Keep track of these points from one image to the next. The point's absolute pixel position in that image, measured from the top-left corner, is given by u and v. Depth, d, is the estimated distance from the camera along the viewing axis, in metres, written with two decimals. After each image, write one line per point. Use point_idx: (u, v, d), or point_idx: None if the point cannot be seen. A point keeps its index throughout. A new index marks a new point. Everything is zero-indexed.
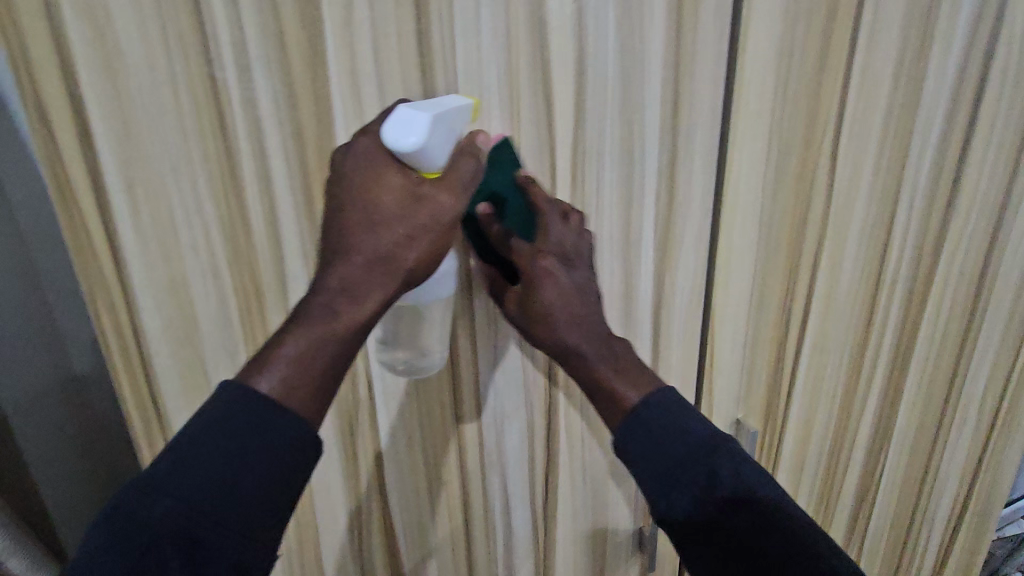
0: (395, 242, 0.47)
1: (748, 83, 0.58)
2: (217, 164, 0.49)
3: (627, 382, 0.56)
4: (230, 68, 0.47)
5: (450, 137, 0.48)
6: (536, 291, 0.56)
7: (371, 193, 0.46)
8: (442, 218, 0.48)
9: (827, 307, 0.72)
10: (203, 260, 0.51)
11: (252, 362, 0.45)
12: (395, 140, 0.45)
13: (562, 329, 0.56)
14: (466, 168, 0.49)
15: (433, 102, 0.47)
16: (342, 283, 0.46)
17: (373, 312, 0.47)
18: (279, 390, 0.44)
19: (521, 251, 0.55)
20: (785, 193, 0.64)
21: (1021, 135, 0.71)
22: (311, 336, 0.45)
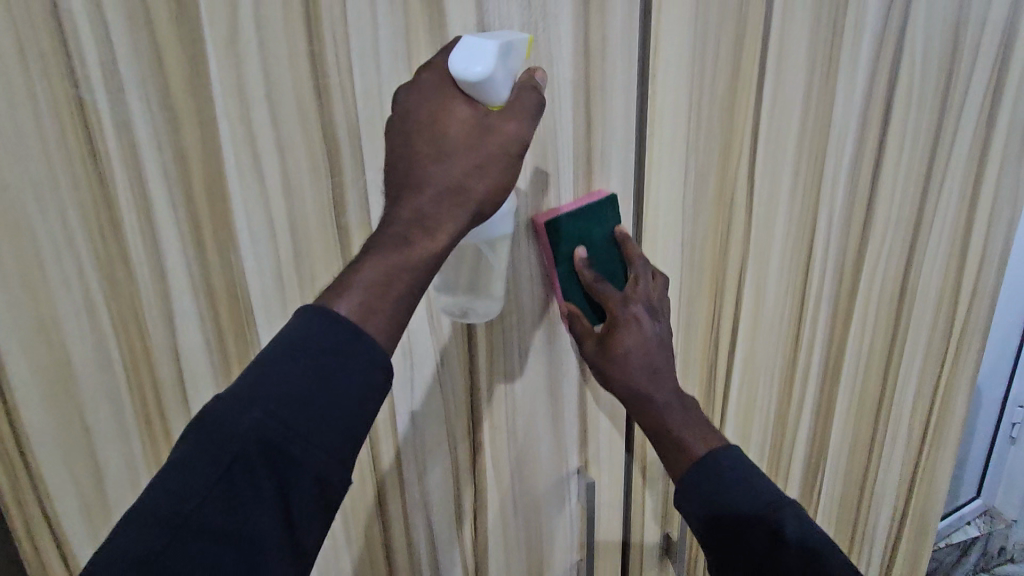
0: (466, 172, 0.44)
1: (661, 106, 0.57)
2: (89, 192, 0.45)
3: (694, 432, 0.58)
4: (100, 89, 0.43)
5: (513, 72, 0.47)
6: (618, 334, 0.59)
7: (439, 123, 0.44)
8: (511, 151, 0.45)
9: (754, 329, 0.72)
10: (76, 296, 0.47)
11: (328, 289, 0.42)
12: (463, 70, 0.44)
13: (634, 374, 0.59)
14: (529, 100, 0.47)
15: (495, 36, 0.47)
16: (417, 213, 0.43)
17: (444, 245, 0.43)
18: (360, 315, 0.41)
19: (613, 298, 0.59)
20: (705, 215, 0.64)
21: (929, 158, 0.73)
22: (387, 264, 0.42)
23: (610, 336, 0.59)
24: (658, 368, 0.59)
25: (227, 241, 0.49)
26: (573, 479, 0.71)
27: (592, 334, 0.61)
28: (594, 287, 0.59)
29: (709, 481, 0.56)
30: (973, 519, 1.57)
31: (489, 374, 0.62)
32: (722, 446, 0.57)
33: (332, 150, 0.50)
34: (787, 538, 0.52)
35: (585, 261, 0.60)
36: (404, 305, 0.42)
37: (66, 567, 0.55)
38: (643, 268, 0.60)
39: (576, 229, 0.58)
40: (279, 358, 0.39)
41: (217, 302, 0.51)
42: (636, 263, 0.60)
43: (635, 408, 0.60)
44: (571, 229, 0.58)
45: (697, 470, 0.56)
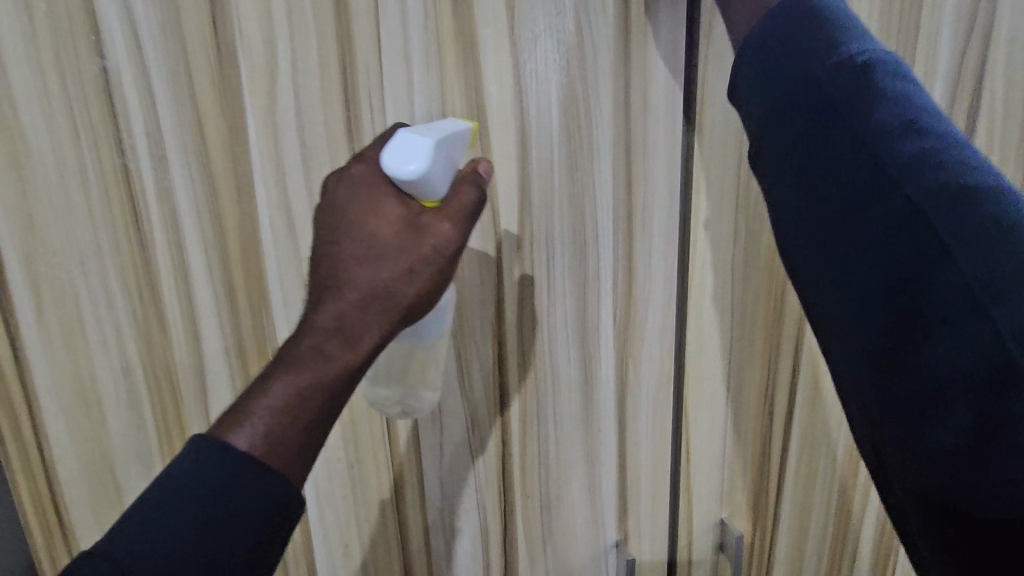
0: (396, 276, 0.41)
1: (707, 164, 0.54)
2: (129, 256, 0.45)
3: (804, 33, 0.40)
4: (144, 159, 0.44)
5: (451, 163, 0.43)
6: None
7: (370, 220, 0.41)
8: (446, 250, 0.42)
9: (815, 396, 0.65)
10: (113, 357, 0.47)
11: (227, 414, 0.37)
12: (395, 168, 0.40)
13: None
14: (470, 194, 0.43)
15: (434, 126, 0.43)
16: (338, 321, 0.39)
17: (367, 357, 0.39)
18: (263, 447, 0.36)
19: None
20: (757, 274, 0.59)
21: None
22: (297, 383, 0.37)
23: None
24: (775, 12, 0.41)
25: (259, 303, 0.49)
26: (611, 553, 0.66)
27: None
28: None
29: (792, 75, 0.40)
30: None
31: (520, 439, 0.59)
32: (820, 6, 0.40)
33: None
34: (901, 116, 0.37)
35: None
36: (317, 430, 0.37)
37: None
38: None
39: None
40: (163, 504, 0.33)
41: (247, 362, 0.50)
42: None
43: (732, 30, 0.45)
44: None
45: (787, 26, 0.41)
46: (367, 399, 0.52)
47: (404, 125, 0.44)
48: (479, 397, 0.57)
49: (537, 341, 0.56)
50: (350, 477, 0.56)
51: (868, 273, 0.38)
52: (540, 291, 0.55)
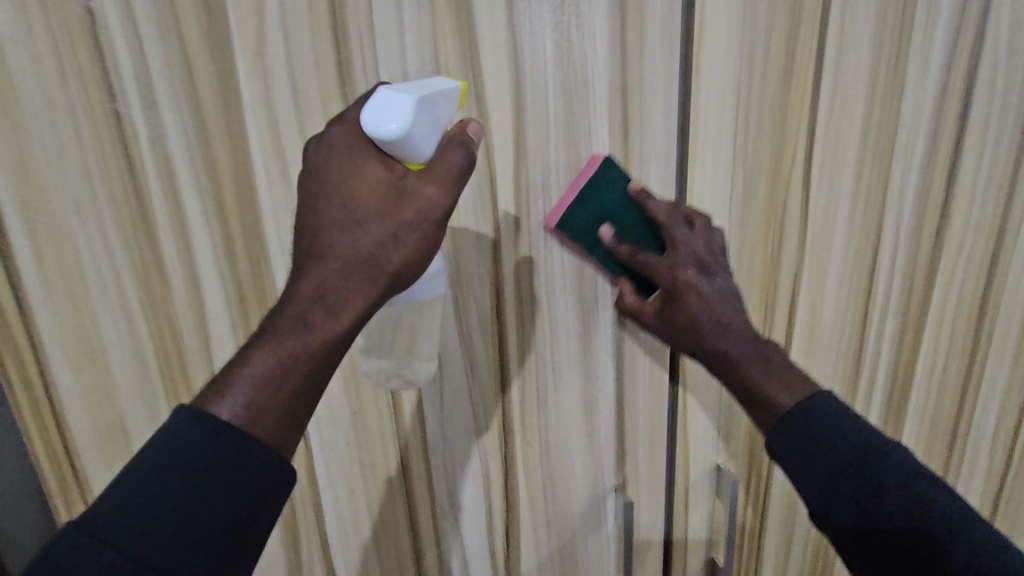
0: (376, 243, 0.42)
1: (704, 108, 0.54)
2: (126, 204, 0.46)
3: (774, 381, 0.53)
4: (135, 104, 0.43)
5: (440, 124, 0.44)
6: (679, 309, 0.52)
7: (349, 188, 0.43)
8: (429, 215, 0.43)
9: (809, 341, 0.67)
10: (115, 305, 0.48)
11: (215, 382, 0.40)
12: (375, 127, 0.41)
13: (711, 338, 0.52)
14: (455, 159, 0.44)
15: (418, 85, 0.43)
16: (319, 289, 0.42)
17: (349, 324, 0.42)
18: (247, 413, 0.39)
19: (657, 266, 0.51)
20: (754, 222, 0.60)
21: (1014, 158, 0.66)
22: (282, 351, 0.40)
23: (670, 308, 0.52)
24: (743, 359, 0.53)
25: (257, 252, 0.50)
26: (609, 498, 0.67)
27: (648, 304, 0.54)
28: (637, 260, 0.50)
29: (803, 425, 0.50)
30: None
31: (520, 386, 0.60)
32: (818, 395, 0.51)
33: None
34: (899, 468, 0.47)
35: (614, 238, 0.51)
36: (299, 398, 0.41)
37: None
38: (665, 209, 0.52)
39: (583, 220, 0.51)
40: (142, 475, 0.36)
41: (247, 310, 0.51)
42: (676, 230, 0.51)
43: (721, 372, 0.54)
44: (582, 215, 0.51)
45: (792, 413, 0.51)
46: (364, 372, 0.54)
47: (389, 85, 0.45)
48: (478, 344, 0.57)
49: (535, 288, 0.57)
50: (353, 425, 0.56)
51: (843, 491, 0.48)
52: (536, 232, 0.55)
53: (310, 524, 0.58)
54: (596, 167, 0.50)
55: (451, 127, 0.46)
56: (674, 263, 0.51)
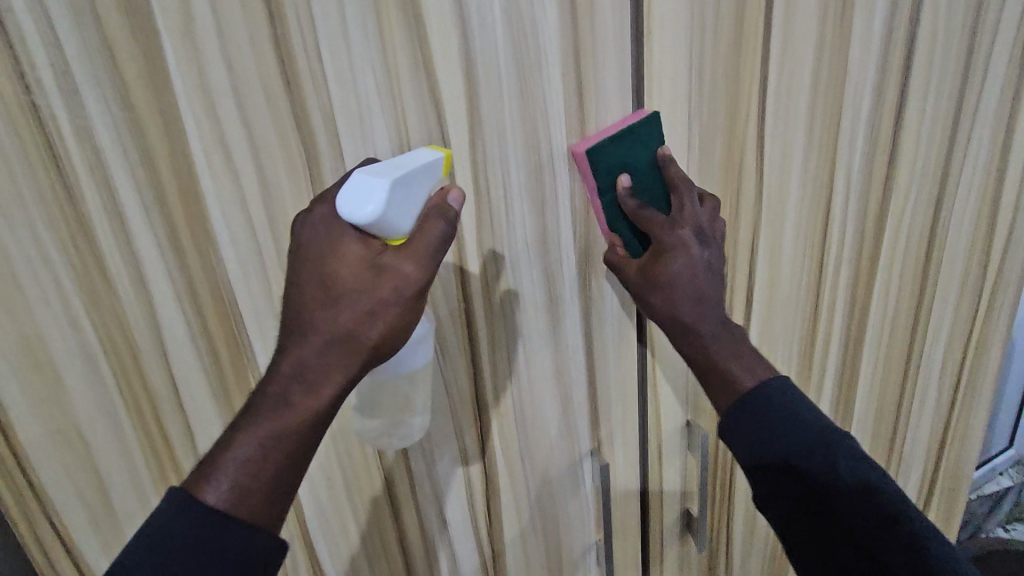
0: (355, 320, 0.45)
1: (658, 69, 0.54)
2: (57, 203, 0.43)
3: (741, 364, 0.55)
4: (54, 93, 0.40)
5: (416, 199, 0.46)
6: (660, 263, 0.55)
7: (328, 266, 0.44)
8: (405, 291, 0.45)
9: (771, 295, 0.68)
10: (58, 311, 0.45)
11: (202, 465, 0.44)
12: (352, 212, 0.43)
13: (682, 302, 0.55)
14: (433, 231, 0.46)
15: (393, 164, 0.45)
16: (298, 369, 0.45)
17: (329, 402, 0.45)
18: (233, 497, 0.43)
19: (656, 222, 0.55)
20: (712, 181, 0.60)
21: (955, 103, 0.68)
22: (265, 433, 0.44)
23: (650, 264, 0.55)
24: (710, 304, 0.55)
25: (206, 244, 0.47)
26: (586, 462, 0.69)
27: (631, 265, 0.57)
28: (638, 212, 0.55)
29: (760, 423, 0.52)
30: (1005, 470, 1.55)
31: (492, 361, 0.60)
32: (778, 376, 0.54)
33: (306, 138, 0.47)
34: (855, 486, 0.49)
35: (627, 189, 0.55)
36: (283, 474, 0.44)
37: None
38: (683, 177, 0.56)
39: (607, 162, 0.54)
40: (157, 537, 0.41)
41: (202, 307, 0.49)
42: (682, 188, 0.55)
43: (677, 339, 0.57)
44: (611, 153, 0.53)
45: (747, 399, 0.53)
46: (358, 431, 0.56)
47: (365, 165, 0.46)
48: (447, 324, 0.56)
49: (501, 263, 0.56)
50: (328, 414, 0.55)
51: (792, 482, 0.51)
52: (498, 209, 0.54)
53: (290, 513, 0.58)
54: (645, 117, 0.54)
55: (432, 196, 0.48)
56: (674, 222, 0.55)
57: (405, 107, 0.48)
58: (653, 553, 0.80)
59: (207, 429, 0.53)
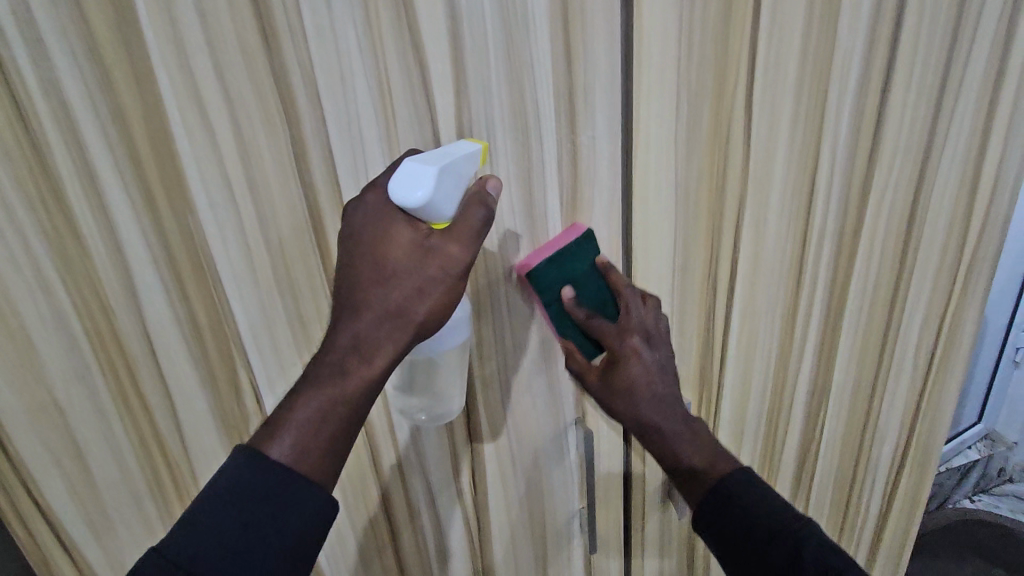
0: (405, 296, 0.46)
1: (647, 34, 0.53)
2: (24, 162, 0.41)
3: (702, 446, 0.60)
4: (17, 44, 0.38)
5: (459, 186, 0.46)
6: (619, 372, 0.59)
7: (381, 244, 0.45)
8: (453, 271, 0.46)
9: (755, 267, 0.69)
10: (28, 275, 0.44)
11: (265, 426, 0.45)
12: (402, 197, 0.44)
13: (643, 406, 0.59)
14: (477, 216, 0.46)
15: (438, 153, 0.46)
16: (354, 341, 0.46)
17: (380, 374, 0.46)
18: (294, 454, 0.44)
19: (607, 333, 0.58)
20: (700, 151, 0.60)
21: (940, 77, 0.68)
22: (323, 399, 0.45)
23: (612, 372, 0.60)
24: (663, 393, 0.60)
25: (184, 208, 0.46)
26: (570, 432, 0.70)
27: (593, 368, 0.61)
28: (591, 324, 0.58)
29: (727, 504, 0.56)
30: (975, 443, 1.60)
31: (478, 331, 0.60)
32: (740, 468, 0.58)
33: (286, 99, 0.45)
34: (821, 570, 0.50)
35: (574, 300, 0.57)
36: (338, 438, 0.45)
37: (69, 555, 0.55)
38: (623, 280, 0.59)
39: (550, 279, 0.56)
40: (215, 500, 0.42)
41: (180, 272, 0.48)
42: (625, 295, 0.59)
43: (644, 437, 0.61)
44: (553, 272, 0.56)
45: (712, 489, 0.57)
46: (393, 404, 0.58)
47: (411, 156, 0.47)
48: None
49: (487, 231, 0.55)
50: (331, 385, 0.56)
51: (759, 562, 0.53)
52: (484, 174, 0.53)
53: None
54: (579, 238, 0.57)
55: (472, 184, 0.48)
56: (623, 330, 0.59)
57: (388, 68, 0.47)
58: (636, 522, 0.81)
59: (189, 397, 0.53)
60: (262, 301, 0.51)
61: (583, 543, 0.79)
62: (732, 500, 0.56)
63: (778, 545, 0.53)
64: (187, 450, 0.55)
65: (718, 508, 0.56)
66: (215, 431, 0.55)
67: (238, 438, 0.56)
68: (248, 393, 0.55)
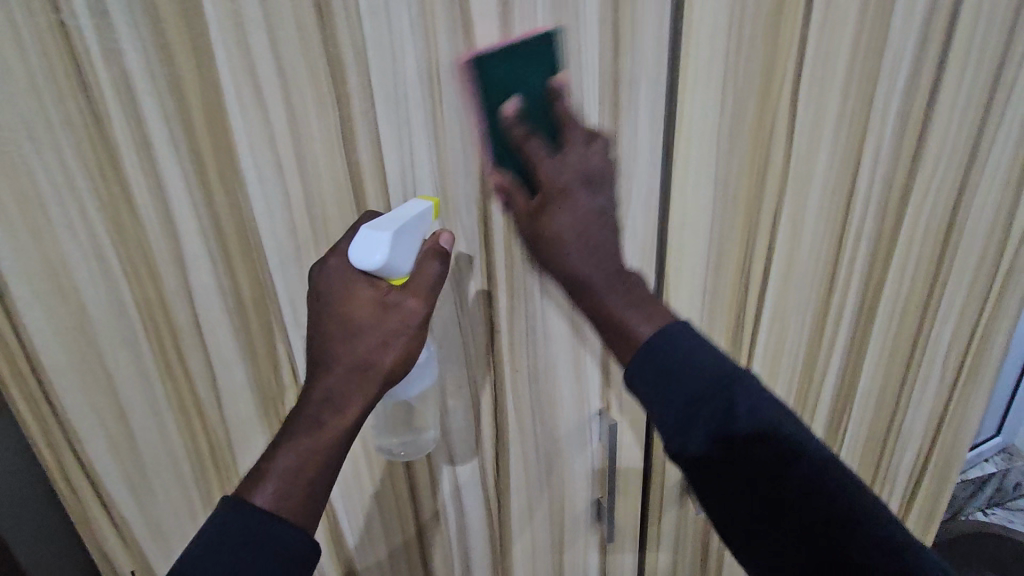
0: (371, 348, 0.47)
1: (697, 24, 0.52)
2: (85, 130, 0.42)
3: (638, 312, 0.52)
4: (84, 14, 0.39)
5: (415, 243, 0.48)
6: (549, 214, 0.51)
7: (344, 305, 0.47)
8: (413, 322, 0.48)
9: (789, 266, 0.68)
10: (84, 240, 0.45)
11: (247, 478, 0.45)
12: (360, 261, 0.45)
13: (574, 256, 0.51)
14: (431, 272, 0.48)
15: (394, 213, 0.47)
16: (327, 393, 0.47)
17: (354, 421, 0.47)
18: (273, 504, 0.44)
19: (541, 155, 0.49)
20: (742, 146, 0.59)
21: (993, 79, 0.67)
22: (300, 447, 0.46)
23: (545, 208, 0.51)
24: (597, 248, 0.52)
25: (233, 181, 0.47)
26: (594, 421, 0.70)
27: (528, 208, 0.52)
28: (513, 129, 0.49)
29: (668, 359, 0.50)
30: (991, 456, 1.58)
31: (509, 316, 0.60)
32: (671, 321, 0.52)
33: (337, 77, 0.46)
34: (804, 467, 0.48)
35: (516, 114, 0.49)
36: (318, 482, 0.46)
37: (109, 512, 0.57)
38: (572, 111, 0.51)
39: (497, 78, 0.48)
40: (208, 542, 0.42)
41: (227, 246, 0.49)
42: (571, 126, 0.50)
43: (555, 268, 0.53)
44: (496, 72, 0.48)
45: (648, 347, 0.51)
46: (375, 446, 0.62)
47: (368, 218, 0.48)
48: (468, 276, 0.57)
49: None
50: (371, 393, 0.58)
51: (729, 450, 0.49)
52: None
53: None
54: (537, 36, 0.48)
55: (427, 239, 0.50)
56: (561, 160, 0.50)
57: (439, 51, 0.47)
58: (652, 515, 0.82)
59: (228, 368, 0.54)
60: (302, 277, 0.52)
61: (598, 531, 0.80)
62: (677, 353, 0.50)
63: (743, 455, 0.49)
64: (224, 419, 0.56)
65: (646, 371, 0.50)
66: (251, 402, 0.56)
67: (271, 410, 0.57)
68: (284, 367, 0.56)
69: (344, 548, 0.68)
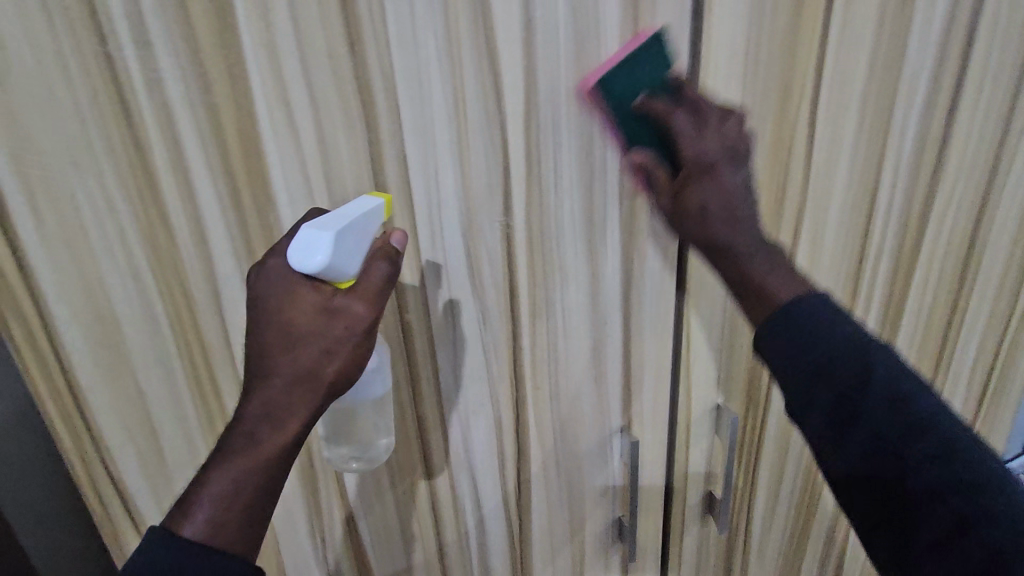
0: (313, 359, 0.47)
1: (715, 46, 0.53)
2: (125, 155, 0.44)
3: (778, 280, 0.53)
4: (129, 47, 0.41)
5: (362, 244, 0.46)
6: (693, 185, 0.53)
7: (286, 313, 0.46)
8: (358, 329, 0.47)
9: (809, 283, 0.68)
10: (120, 261, 0.47)
11: (180, 504, 0.45)
12: (301, 263, 0.44)
13: (725, 232, 0.54)
14: (379, 274, 0.47)
15: (338, 213, 0.45)
16: (264, 408, 0.47)
17: (294, 436, 0.47)
18: (207, 532, 0.44)
19: (684, 134, 0.51)
20: (760, 164, 0.60)
21: (1010, 97, 0.67)
22: (234, 471, 0.46)
23: (683, 188, 0.54)
24: (741, 226, 0.54)
25: (265, 203, 0.48)
26: (616, 438, 0.70)
27: (668, 189, 0.54)
28: (668, 117, 0.51)
29: (791, 332, 0.50)
30: None
31: (532, 332, 0.61)
32: (813, 292, 0.52)
33: (367, 102, 0.47)
34: (886, 387, 0.47)
35: (650, 105, 0.51)
36: (256, 502, 0.46)
37: (136, 527, 0.57)
38: (700, 100, 0.52)
39: (622, 85, 0.50)
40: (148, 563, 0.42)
41: None
42: (703, 110, 0.52)
43: (689, 230, 0.54)
44: (618, 80, 0.50)
45: (783, 308, 0.51)
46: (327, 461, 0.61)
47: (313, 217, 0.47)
48: (490, 294, 0.58)
49: (546, 238, 0.57)
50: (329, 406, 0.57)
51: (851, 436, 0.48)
52: (546, 177, 0.54)
53: (328, 468, 0.61)
54: (643, 41, 0.50)
55: (375, 239, 0.49)
56: (697, 154, 0.52)
57: (464, 76, 0.48)
58: (674, 534, 0.81)
59: None
60: None
61: (619, 550, 0.79)
62: (803, 319, 0.50)
63: (846, 409, 0.48)
64: None
65: (775, 338, 0.51)
66: None
67: None
68: None
69: (364, 565, 0.68)
